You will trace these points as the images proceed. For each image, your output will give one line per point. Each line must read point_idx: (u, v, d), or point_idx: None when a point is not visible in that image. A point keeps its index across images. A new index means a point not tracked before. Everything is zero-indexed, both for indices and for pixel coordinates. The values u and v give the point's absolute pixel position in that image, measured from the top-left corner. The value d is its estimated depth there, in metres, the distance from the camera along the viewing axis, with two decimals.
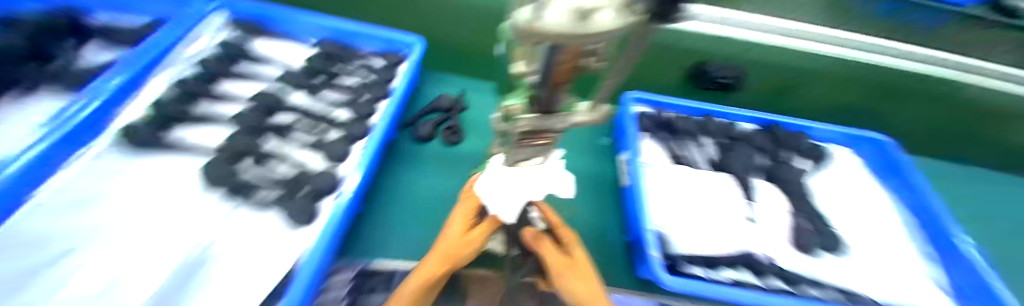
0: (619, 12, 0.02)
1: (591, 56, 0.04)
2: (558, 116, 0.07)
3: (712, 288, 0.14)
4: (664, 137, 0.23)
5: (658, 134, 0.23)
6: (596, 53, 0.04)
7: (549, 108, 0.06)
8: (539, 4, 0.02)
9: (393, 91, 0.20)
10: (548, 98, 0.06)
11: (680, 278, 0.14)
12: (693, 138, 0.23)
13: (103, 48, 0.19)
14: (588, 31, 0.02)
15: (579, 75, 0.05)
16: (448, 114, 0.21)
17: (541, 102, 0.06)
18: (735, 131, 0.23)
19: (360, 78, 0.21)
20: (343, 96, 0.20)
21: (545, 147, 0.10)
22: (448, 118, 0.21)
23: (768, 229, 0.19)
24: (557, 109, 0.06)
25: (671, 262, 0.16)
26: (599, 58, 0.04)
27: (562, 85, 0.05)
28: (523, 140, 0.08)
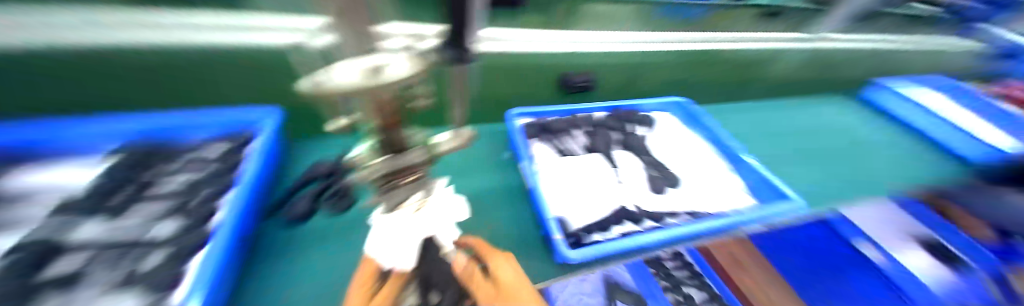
0: (394, 74, 0.08)
1: (401, 102, 0.10)
2: (406, 154, 0.13)
3: (604, 248, 0.26)
4: (585, 228, 0.29)
5: (582, 232, 0.29)
6: (402, 98, 0.10)
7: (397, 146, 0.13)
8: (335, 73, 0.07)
9: (260, 179, 0.27)
10: (392, 138, 0.12)
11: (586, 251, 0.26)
12: (601, 230, 0.29)
13: (174, 160, 0.29)
14: (379, 78, 0.07)
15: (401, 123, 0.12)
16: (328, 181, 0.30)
17: (388, 142, 0.12)
18: (637, 217, 0.31)
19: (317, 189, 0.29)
20: (303, 207, 0.27)
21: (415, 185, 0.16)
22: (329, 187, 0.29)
23: (662, 232, 0.29)
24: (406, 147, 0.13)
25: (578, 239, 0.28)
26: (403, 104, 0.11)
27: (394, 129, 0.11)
28: (390, 182, 0.14)
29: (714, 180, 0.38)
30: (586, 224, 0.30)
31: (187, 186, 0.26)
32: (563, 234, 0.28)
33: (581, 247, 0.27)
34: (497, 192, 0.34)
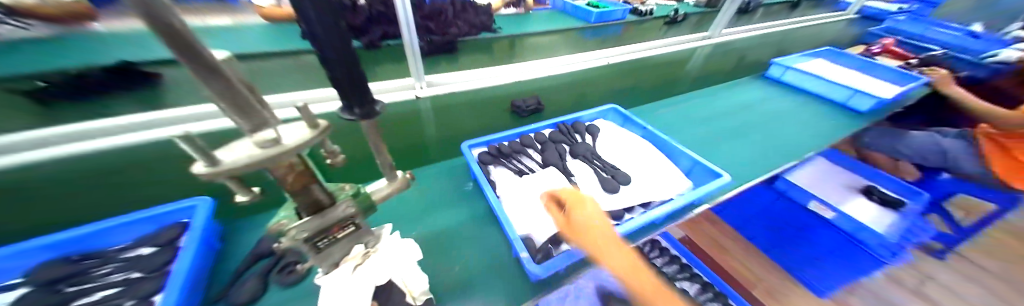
0: (275, 144, 0.10)
1: (295, 171, 0.13)
2: (328, 208, 0.16)
3: (568, 257, 0.28)
4: (551, 240, 0.31)
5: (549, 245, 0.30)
6: (295, 169, 0.13)
7: (313, 202, 0.15)
8: (207, 163, 0.09)
9: (191, 267, 0.25)
10: (303, 194, 0.14)
11: (550, 264, 0.27)
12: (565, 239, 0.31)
13: (100, 267, 0.27)
14: (271, 147, 0.10)
15: (311, 180, 0.14)
16: (276, 257, 0.28)
17: (302, 198, 0.14)
18: None
19: (271, 264, 0.28)
20: (254, 288, 0.26)
21: (355, 236, 0.18)
22: (278, 260, 0.28)
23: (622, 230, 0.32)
24: (325, 205, 0.16)
25: (545, 254, 0.29)
26: (299, 169, 0.13)
27: (302, 186, 0.14)
28: (318, 241, 0.16)
29: (656, 171, 0.42)
30: (550, 236, 0.31)
31: (119, 292, 0.25)
32: (529, 252, 0.29)
33: (547, 261, 0.28)
34: (460, 225, 0.34)
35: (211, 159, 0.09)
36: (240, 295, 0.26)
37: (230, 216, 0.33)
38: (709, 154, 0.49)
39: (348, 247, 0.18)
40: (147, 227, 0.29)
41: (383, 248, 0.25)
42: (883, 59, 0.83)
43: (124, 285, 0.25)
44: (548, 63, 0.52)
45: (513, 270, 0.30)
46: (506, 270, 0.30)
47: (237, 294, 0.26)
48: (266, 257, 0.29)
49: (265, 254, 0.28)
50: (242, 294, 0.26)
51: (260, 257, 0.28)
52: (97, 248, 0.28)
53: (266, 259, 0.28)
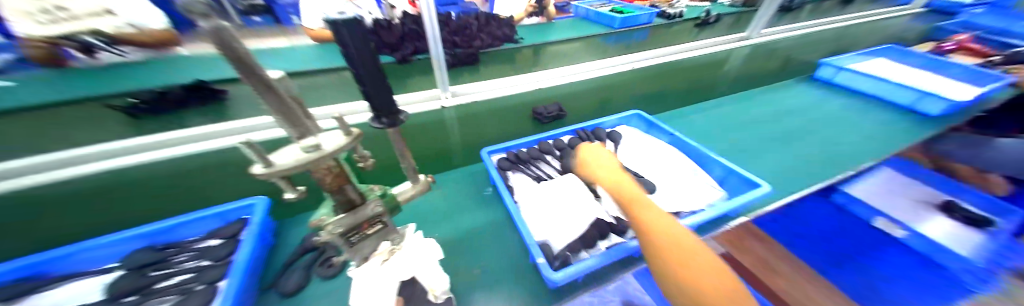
0: (313, 146, 0.12)
1: (335, 173, 0.15)
2: (359, 209, 0.18)
3: (587, 263, 0.28)
4: (570, 247, 0.31)
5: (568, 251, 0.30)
6: (335, 172, 0.15)
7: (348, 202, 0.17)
8: (263, 165, 0.11)
9: (248, 258, 0.29)
10: (340, 193, 0.16)
11: (570, 270, 0.27)
12: (584, 245, 0.31)
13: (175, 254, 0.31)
14: (313, 151, 0.12)
15: (346, 184, 0.16)
16: (317, 251, 0.32)
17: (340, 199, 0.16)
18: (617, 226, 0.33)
19: (313, 258, 0.31)
20: (299, 277, 0.29)
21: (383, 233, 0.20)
22: (319, 254, 0.31)
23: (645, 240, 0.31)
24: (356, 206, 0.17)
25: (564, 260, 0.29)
26: (339, 172, 0.15)
27: (338, 188, 0.16)
28: (350, 236, 0.18)
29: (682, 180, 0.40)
30: (568, 243, 0.31)
31: (193, 277, 0.29)
32: (547, 258, 0.29)
33: (566, 265, 0.28)
34: (480, 229, 0.35)
35: (267, 162, 0.11)
36: (287, 284, 0.29)
37: (282, 215, 0.37)
38: (741, 163, 0.46)
39: (375, 242, 0.20)
40: (215, 223, 0.34)
41: (408, 246, 0.27)
42: (957, 55, 0.72)
43: (195, 270, 0.29)
44: (570, 69, 0.52)
45: (531, 275, 0.30)
46: (524, 275, 0.30)
47: (285, 283, 0.29)
48: (310, 251, 0.32)
49: (309, 249, 0.32)
50: (290, 283, 0.29)
51: (305, 251, 0.32)
52: (175, 240, 0.32)
53: (310, 252, 0.32)
